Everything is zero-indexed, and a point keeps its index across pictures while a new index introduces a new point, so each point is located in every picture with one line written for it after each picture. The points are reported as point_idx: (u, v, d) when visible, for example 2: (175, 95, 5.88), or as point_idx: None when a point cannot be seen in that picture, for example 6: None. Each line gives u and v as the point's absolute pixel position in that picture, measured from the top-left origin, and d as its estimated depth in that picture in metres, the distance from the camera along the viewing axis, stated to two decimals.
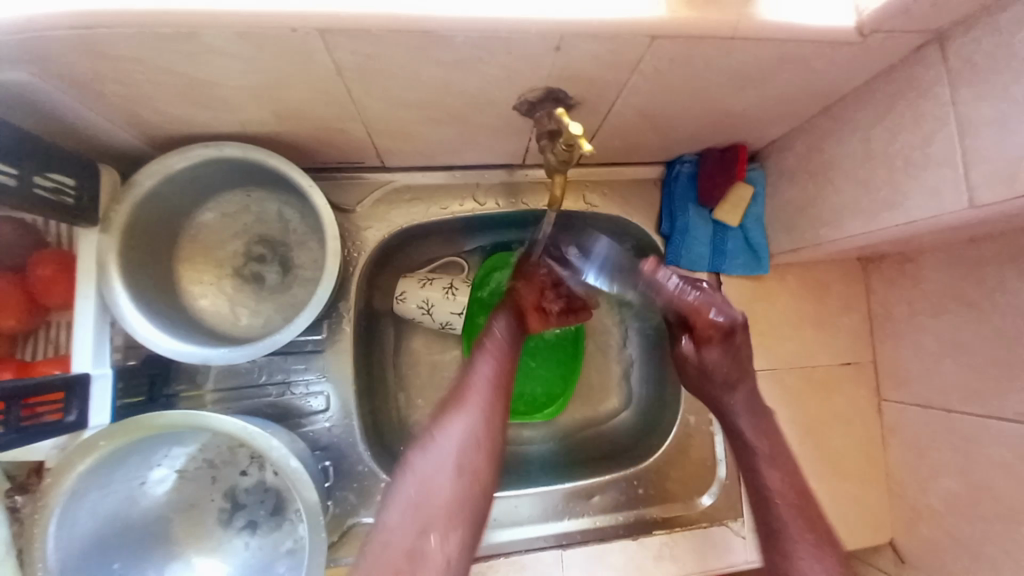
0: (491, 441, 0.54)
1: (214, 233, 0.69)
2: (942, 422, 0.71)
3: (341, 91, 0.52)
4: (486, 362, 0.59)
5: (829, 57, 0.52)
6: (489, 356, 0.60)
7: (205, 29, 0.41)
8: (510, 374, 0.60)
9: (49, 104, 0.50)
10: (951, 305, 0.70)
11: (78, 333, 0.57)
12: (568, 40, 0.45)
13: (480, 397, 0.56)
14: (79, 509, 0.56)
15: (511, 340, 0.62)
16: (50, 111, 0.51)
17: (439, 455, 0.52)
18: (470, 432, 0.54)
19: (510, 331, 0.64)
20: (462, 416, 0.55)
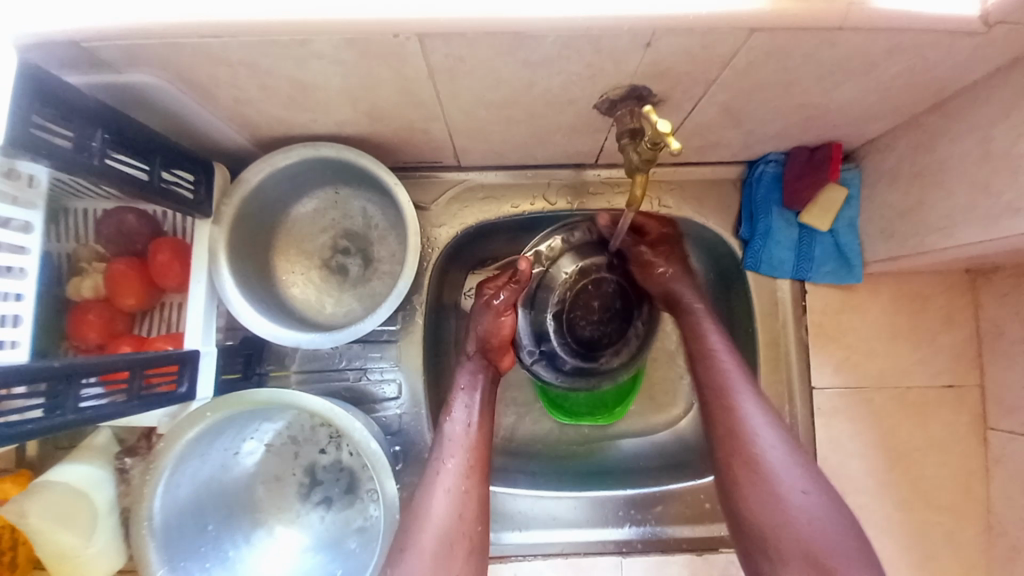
0: (469, 529, 0.60)
1: (305, 226, 0.74)
2: None
3: (430, 93, 0.55)
4: (455, 449, 0.64)
5: (950, 46, 0.47)
6: (456, 437, 0.64)
7: (316, 36, 0.45)
8: (483, 453, 0.64)
9: (175, 105, 0.56)
10: None
11: (190, 311, 0.63)
12: (659, 36, 0.45)
13: (453, 480, 0.62)
14: (185, 471, 0.62)
15: (476, 413, 0.66)
16: (175, 112, 0.57)
17: (420, 551, 0.58)
18: (450, 514, 0.60)
19: (473, 401, 0.67)
20: (440, 497, 0.61)
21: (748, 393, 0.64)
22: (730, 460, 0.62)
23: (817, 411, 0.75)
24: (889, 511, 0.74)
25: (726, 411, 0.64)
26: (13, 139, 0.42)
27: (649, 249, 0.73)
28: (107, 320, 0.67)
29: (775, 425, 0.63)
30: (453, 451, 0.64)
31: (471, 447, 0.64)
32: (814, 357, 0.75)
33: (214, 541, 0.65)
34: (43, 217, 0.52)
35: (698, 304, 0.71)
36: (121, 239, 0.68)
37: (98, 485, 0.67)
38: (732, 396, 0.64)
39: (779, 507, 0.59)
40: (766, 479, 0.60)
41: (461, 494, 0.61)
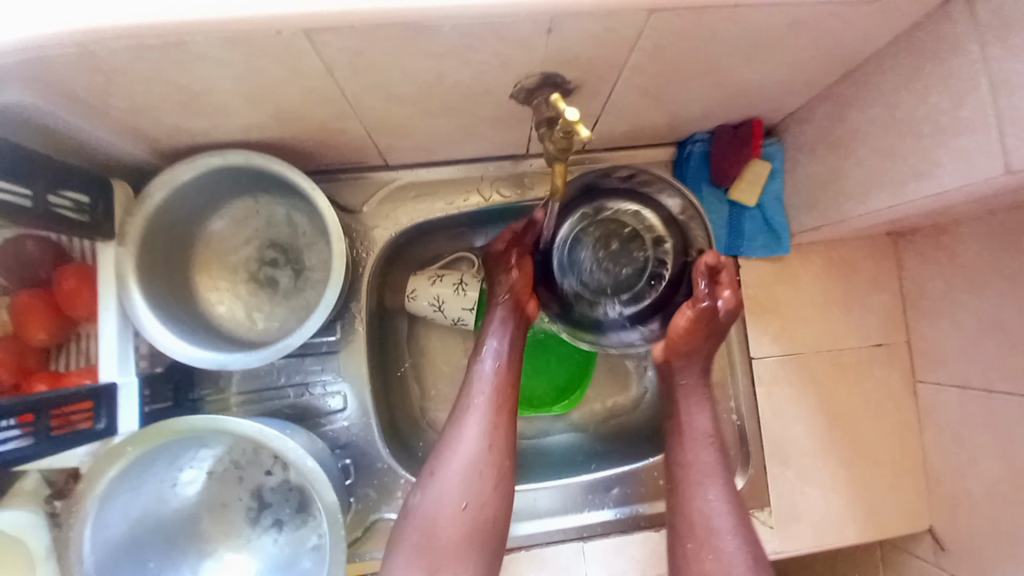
0: (499, 463, 0.60)
1: (227, 240, 0.70)
2: (983, 402, 0.67)
3: (336, 91, 0.52)
4: (484, 380, 0.62)
5: (846, 17, 0.48)
6: (486, 368, 0.63)
7: (192, 37, 0.41)
8: (513, 382, 0.63)
9: (53, 121, 0.50)
10: (988, 279, 0.65)
11: (102, 342, 0.59)
12: (559, 22, 0.43)
13: (483, 416, 0.60)
14: (114, 508, 0.59)
15: (509, 345, 0.65)
16: (56, 130, 0.52)
17: (445, 489, 0.58)
18: (473, 453, 0.59)
19: (508, 334, 0.65)
20: (468, 432, 0.60)
21: (708, 450, 0.63)
22: (684, 519, 0.61)
23: (760, 380, 0.77)
24: (833, 470, 0.77)
25: (693, 472, 0.62)
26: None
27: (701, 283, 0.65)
28: (18, 358, 0.62)
29: (731, 495, 0.61)
30: (482, 387, 0.62)
31: (504, 384, 0.62)
32: (753, 329, 0.77)
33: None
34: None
35: (696, 369, 0.66)
36: (23, 268, 0.63)
37: (31, 530, 0.63)
38: (689, 448, 0.64)
39: (719, 571, 0.57)
40: (715, 546, 0.58)
41: (491, 432, 0.60)
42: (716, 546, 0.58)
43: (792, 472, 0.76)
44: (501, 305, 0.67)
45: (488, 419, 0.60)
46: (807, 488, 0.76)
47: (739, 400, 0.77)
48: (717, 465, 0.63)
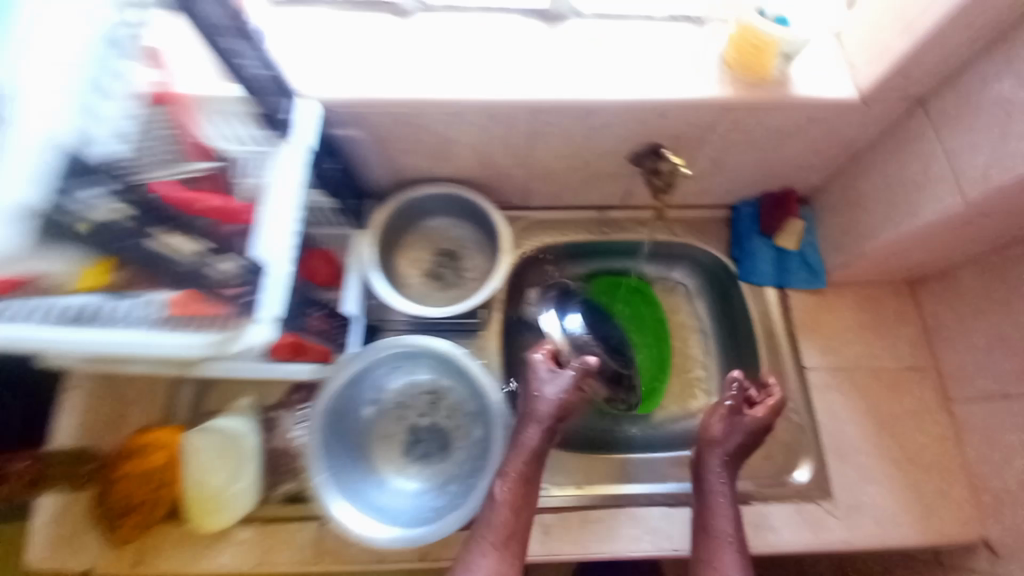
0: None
1: (414, 245, 0.99)
2: (1006, 406, 0.82)
3: (523, 148, 0.85)
4: (501, 499, 0.74)
5: (844, 117, 0.79)
6: (503, 487, 0.74)
7: (469, 109, 0.75)
8: (524, 503, 0.75)
9: (354, 151, 0.83)
10: (987, 306, 0.85)
11: (347, 291, 0.87)
12: (670, 111, 0.76)
13: (500, 540, 0.72)
14: (333, 408, 0.81)
15: (524, 472, 0.76)
16: (353, 156, 0.85)
17: None
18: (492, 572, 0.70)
19: (526, 457, 0.77)
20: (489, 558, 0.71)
21: (733, 552, 0.76)
22: None
23: (812, 386, 0.94)
24: (885, 471, 0.89)
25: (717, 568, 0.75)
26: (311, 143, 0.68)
27: (738, 399, 0.87)
28: None
29: None
30: (495, 509, 0.73)
31: (521, 504, 0.74)
32: (803, 344, 0.97)
33: (346, 472, 0.80)
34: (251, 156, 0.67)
35: (722, 472, 0.83)
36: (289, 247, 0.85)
37: (247, 433, 0.85)
38: (719, 549, 0.77)
39: None
40: None
41: (504, 554, 0.71)
42: None
43: (848, 467, 0.89)
44: (529, 431, 0.78)
45: (497, 544, 0.71)
46: (863, 484, 0.88)
47: (795, 401, 0.95)
48: (739, 562, 0.76)
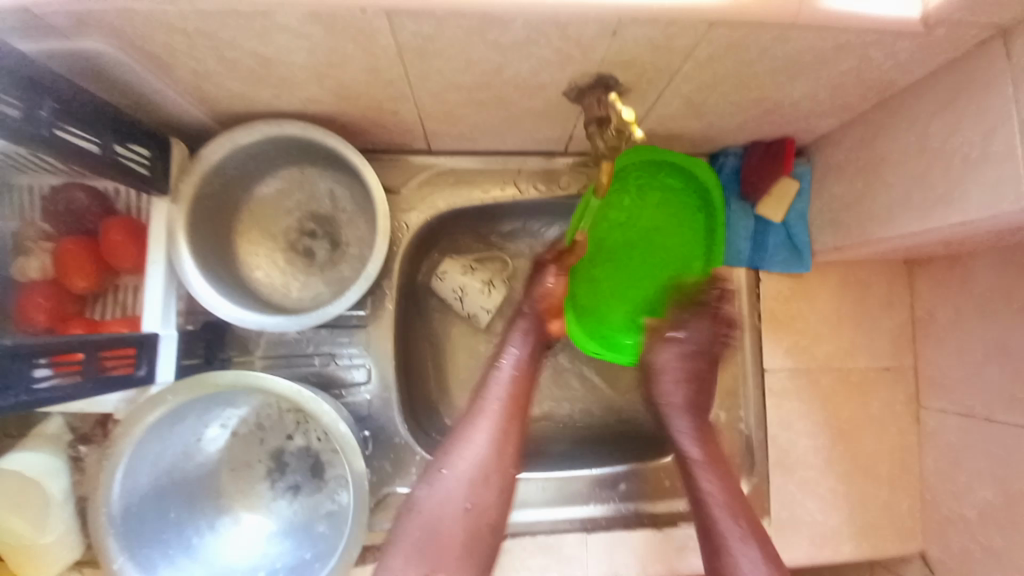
0: (500, 470, 0.61)
1: (269, 208, 0.73)
2: (967, 426, 0.71)
3: (398, 72, 0.53)
4: (498, 386, 0.65)
5: (885, 50, 0.51)
6: (501, 376, 0.65)
7: (276, 7, 0.43)
8: (524, 398, 0.65)
9: (115, 71, 0.52)
10: (977, 311, 0.69)
11: (149, 291, 0.62)
12: (624, 26, 0.45)
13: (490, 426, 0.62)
14: (144, 457, 0.62)
15: (525, 358, 0.67)
16: (115, 76, 0.53)
17: (448, 494, 0.59)
18: (482, 458, 0.61)
19: (525, 350, 0.67)
20: (476, 441, 0.61)
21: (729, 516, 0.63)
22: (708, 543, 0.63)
23: (769, 391, 0.78)
24: (833, 484, 0.78)
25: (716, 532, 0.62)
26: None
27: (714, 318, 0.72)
28: (57, 303, 0.64)
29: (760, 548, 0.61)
30: (497, 391, 0.64)
31: (507, 398, 0.64)
32: (768, 342, 0.78)
33: (175, 529, 0.64)
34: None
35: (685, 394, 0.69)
36: (71, 217, 0.65)
37: (53, 472, 0.66)
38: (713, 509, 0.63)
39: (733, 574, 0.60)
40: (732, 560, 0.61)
41: (497, 438, 0.62)
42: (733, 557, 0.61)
43: (794, 483, 0.78)
44: (513, 344, 0.67)
45: (497, 422, 0.63)
46: (803, 500, 0.78)
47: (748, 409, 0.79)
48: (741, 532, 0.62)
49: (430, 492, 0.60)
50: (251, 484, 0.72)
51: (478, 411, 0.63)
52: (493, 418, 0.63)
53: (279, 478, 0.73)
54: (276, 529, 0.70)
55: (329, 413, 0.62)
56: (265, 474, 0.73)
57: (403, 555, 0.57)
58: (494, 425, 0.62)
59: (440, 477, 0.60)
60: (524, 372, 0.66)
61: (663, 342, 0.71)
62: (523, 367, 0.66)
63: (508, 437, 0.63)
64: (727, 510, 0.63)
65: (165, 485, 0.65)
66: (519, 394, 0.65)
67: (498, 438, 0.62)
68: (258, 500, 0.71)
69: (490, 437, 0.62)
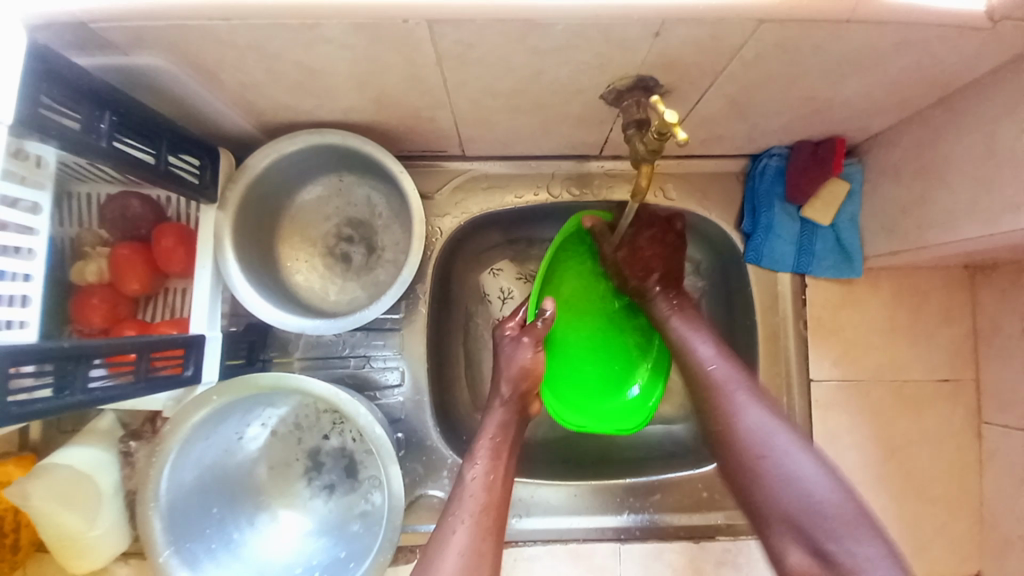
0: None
1: (309, 214, 0.74)
2: None
3: (437, 80, 0.54)
4: (476, 484, 0.59)
5: (950, 44, 0.48)
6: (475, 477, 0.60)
7: (321, 19, 0.44)
8: (502, 500, 0.59)
9: (168, 83, 0.54)
10: None
11: (197, 294, 0.64)
12: (668, 27, 0.44)
13: (471, 525, 0.55)
14: (189, 454, 0.64)
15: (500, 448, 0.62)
16: (168, 89, 0.55)
17: None
18: (468, 550, 0.54)
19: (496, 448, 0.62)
20: (459, 535, 0.55)
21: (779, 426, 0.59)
22: (755, 486, 0.57)
23: (815, 403, 0.75)
24: (885, 502, 0.74)
25: (757, 444, 0.58)
26: (23, 118, 0.42)
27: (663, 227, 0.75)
28: (112, 305, 0.67)
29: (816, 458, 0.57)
30: (471, 493, 0.58)
31: (488, 492, 0.58)
32: (814, 352, 0.75)
33: (219, 524, 0.67)
34: (51, 198, 0.53)
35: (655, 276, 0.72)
36: (125, 223, 0.68)
37: (104, 467, 0.69)
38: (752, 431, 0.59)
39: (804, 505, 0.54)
40: (798, 480, 0.55)
41: (480, 538, 0.55)
42: (799, 482, 0.55)
43: None
44: (485, 438, 0.63)
45: (475, 522, 0.56)
46: None
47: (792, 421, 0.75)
48: (793, 440, 0.58)
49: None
50: (290, 480, 0.74)
51: (456, 509, 0.57)
52: (471, 520, 0.56)
53: (317, 476, 0.74)
54: (312, 526, 0.71)
55: (365, 415, 0.63)
56: (303, 471, 0.74)
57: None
58: (473, 524, 0.56)
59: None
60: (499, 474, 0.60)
61: (658, 276, 0.72)
62: (496, 461, 0.61)
63: (489, 540, 0.55)
64: (774, 438, 0.58)
65: (209, 480, 0.67)
66: (498, 491, 0.59)
67: (481, 539, 0.55)
68: (296, 496, 0.73)
69: (468, 538, 0.54)
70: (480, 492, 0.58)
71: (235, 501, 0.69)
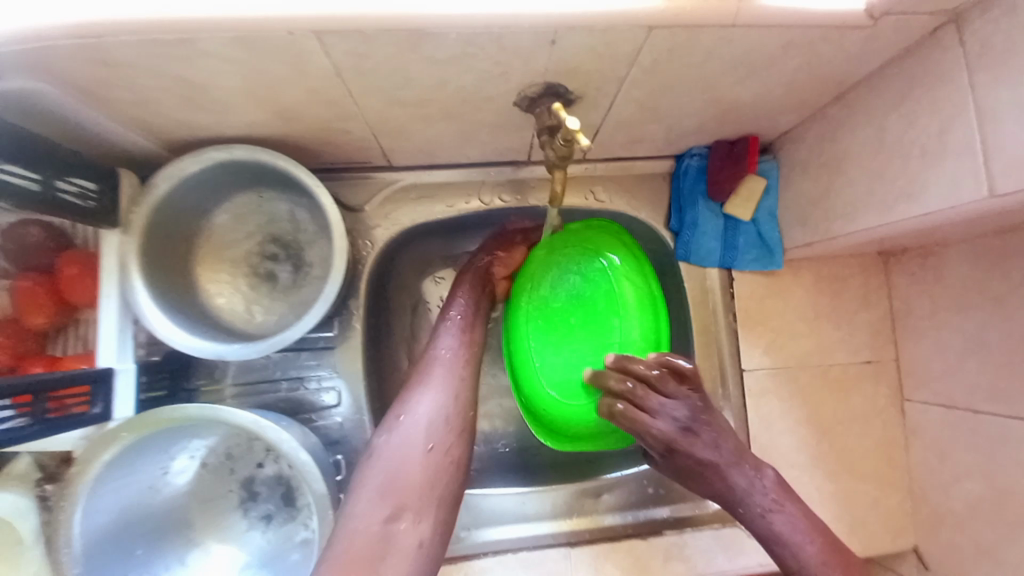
0: (448, 426, 0.60)
1: (230, 234, 0.72)
2: (951, 418, 0.70)
3: (341, 91, 0.52)
4: (441, 359, 0.65)
5: (834, 44, 0.50)
6: (443, 354, 0.65)
7: (199, 34, 0.42)
8: (469, 365, 0.66)
9: (54, 106, 0.51)
10: (953, 301, 0.68)
11: (103, 324, 0.60)
12: (562, 35, 0.44)
13: (445, 380, 0.63)
14: (103, 497, 0.60)
15: (466, 326, 0.69)
16: (59, 112, 0.52)
17: (405, 452, 0.58)
18: (436, 406, 0.61)
19: (458, 327, 0.69)
20: (430, 392, 0.62)
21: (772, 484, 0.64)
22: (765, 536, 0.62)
23: (749, 393, 0.77)
24: (821, 484, 0.76)
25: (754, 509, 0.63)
26: None
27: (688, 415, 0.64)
28: (16, 340, 0.62)
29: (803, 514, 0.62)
30: (442, 361, 0.65)
31: (459, 365, 0.65)
32: (745, 343, 0.77)
33: (142, 566, 0.63)
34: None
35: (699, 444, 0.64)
36: (25, 254, 0.64)
37: (20, 513, 0.65)
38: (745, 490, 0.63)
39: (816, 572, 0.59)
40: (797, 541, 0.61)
41: (453, 394, 0.62)
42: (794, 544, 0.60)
43: None
44: (449, 327, 0.68)
45: (446, 385, 0.63)
46: None
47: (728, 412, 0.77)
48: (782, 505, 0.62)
49: (393, 437, 0.59)
50: (223, 514, 0.70)
51: (432, 365, 0.65)
52: (440, 380, 0.63)
53: (253, 505, 0.71)
54: (249, 559, 0.68)
55: (291, 440, 0.61)
56: (237, 503, 0.71)
57: (370, 498, 0.55)
58: (444, 386, 0.63)
59: (402, 424, 0.60)
60: (472, 333, 0.69)
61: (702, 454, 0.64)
62: (470, 325, 0.69)
63: (461, 394, 0.63)
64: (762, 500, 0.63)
65: (132, 521, 0.63)
66: (466, 356, 0.66)
67: (450, 400, 0.62)
68: (231, 529, 0.70)
69: (439, 394, 0.62)
70: (447, 358, 0.65)
71: (163, 539, 0.66)
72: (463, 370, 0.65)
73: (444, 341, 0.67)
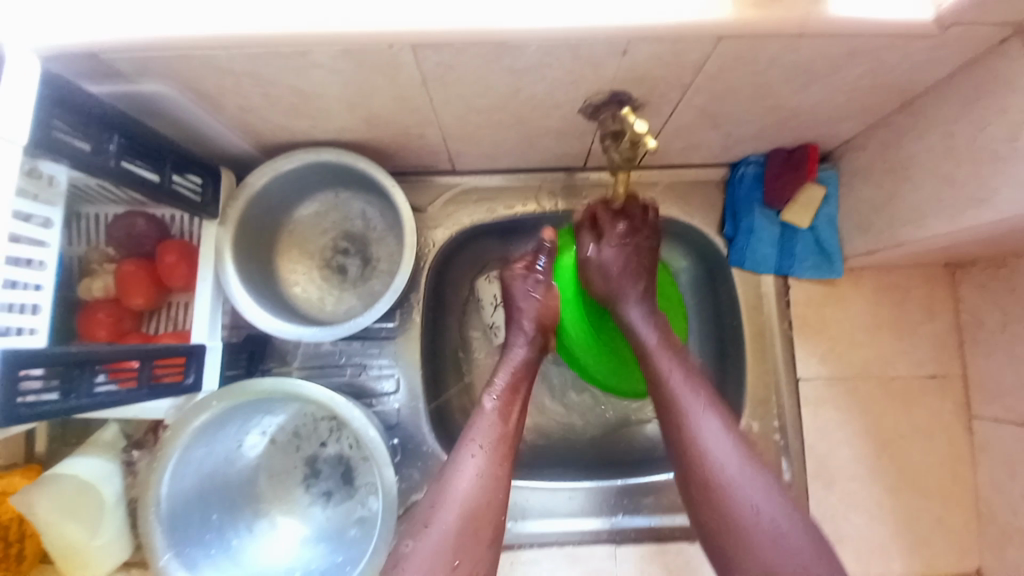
0: (483, 524, 0.56)
1: (308, 229, 0.78)
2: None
3: (424, 98, 0.57)
4: (481, 436, 0.60)
5: (901, 53, 0.51)
6: (484, 429, 0.61)
7: (312, 47, 0.47)
8: (510, 444, 0.61)
9: (175, 108, 0.58)
10: None
11: (199, 304, 0.67)
12: (634, 44, 0.48)
13: (482, 465, 0.58)
14: (189, 462, 0.66)
15: (509, 398, 0.64)
16: (178, 114, 0.59)
17: (430, 553, 0.53)
18: (471, 495, 0.56)
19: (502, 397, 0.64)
20: (465, 478, 0.57)
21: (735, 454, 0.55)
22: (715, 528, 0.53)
23: (803, 401, 0.76)
24: (878, 499, 0.75)
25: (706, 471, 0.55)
26: (35, 140, 0.45)
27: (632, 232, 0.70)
28: (117, 319, 0.70)
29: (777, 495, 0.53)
30: (481, 433, 0.61)
31: (498, 437, 0.61)
32: (800, 350, 0.77)
33: (217, 530, 0.68)
34: (62, 215, 0.56)
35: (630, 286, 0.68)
36: (130, 241, 0.71)
37: (106, 478, 0.71)
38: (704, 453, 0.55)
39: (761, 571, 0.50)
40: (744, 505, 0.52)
41: (490, 478, 0.58)
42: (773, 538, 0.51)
43: (835, 496, 0.75)
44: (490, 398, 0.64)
45: (485, 463, 0.59)
46: (847, 517, 0.74)
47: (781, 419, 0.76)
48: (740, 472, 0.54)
49: (417, 544, 0.54)
50: (289, 488, 0.76)
51: (469, 443, 0.60)
52: (481, 457, 0.59)
53: (315, 482, 0.76)
54: (310, 532, 0.73)
55: (361, 418, 0.65)
56: (301, 479, 0.76)
57: None
58: (484, 460, 0.59)
59: (429, 527, 0.55)
60: (515, 415, 0.64)
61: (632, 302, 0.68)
62: (511, 400, 0.64)
63: (498, 473, 0.59)
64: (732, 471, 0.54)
65: (210, 486, 0.69)
66: (508, 428, 0.62)
67: (486, 485, 0.57)
68: (294, 503, 0.75)
69: (477, 472, 0.58)
70: (490, 437, 0.60)
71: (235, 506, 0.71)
72: (502, 454, 0.60)
73: (483, 417, 0.62)
